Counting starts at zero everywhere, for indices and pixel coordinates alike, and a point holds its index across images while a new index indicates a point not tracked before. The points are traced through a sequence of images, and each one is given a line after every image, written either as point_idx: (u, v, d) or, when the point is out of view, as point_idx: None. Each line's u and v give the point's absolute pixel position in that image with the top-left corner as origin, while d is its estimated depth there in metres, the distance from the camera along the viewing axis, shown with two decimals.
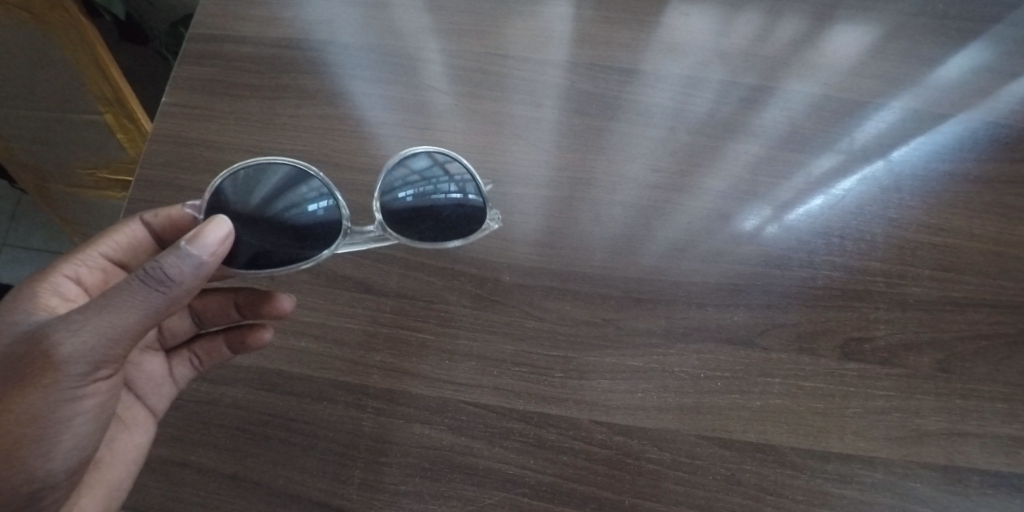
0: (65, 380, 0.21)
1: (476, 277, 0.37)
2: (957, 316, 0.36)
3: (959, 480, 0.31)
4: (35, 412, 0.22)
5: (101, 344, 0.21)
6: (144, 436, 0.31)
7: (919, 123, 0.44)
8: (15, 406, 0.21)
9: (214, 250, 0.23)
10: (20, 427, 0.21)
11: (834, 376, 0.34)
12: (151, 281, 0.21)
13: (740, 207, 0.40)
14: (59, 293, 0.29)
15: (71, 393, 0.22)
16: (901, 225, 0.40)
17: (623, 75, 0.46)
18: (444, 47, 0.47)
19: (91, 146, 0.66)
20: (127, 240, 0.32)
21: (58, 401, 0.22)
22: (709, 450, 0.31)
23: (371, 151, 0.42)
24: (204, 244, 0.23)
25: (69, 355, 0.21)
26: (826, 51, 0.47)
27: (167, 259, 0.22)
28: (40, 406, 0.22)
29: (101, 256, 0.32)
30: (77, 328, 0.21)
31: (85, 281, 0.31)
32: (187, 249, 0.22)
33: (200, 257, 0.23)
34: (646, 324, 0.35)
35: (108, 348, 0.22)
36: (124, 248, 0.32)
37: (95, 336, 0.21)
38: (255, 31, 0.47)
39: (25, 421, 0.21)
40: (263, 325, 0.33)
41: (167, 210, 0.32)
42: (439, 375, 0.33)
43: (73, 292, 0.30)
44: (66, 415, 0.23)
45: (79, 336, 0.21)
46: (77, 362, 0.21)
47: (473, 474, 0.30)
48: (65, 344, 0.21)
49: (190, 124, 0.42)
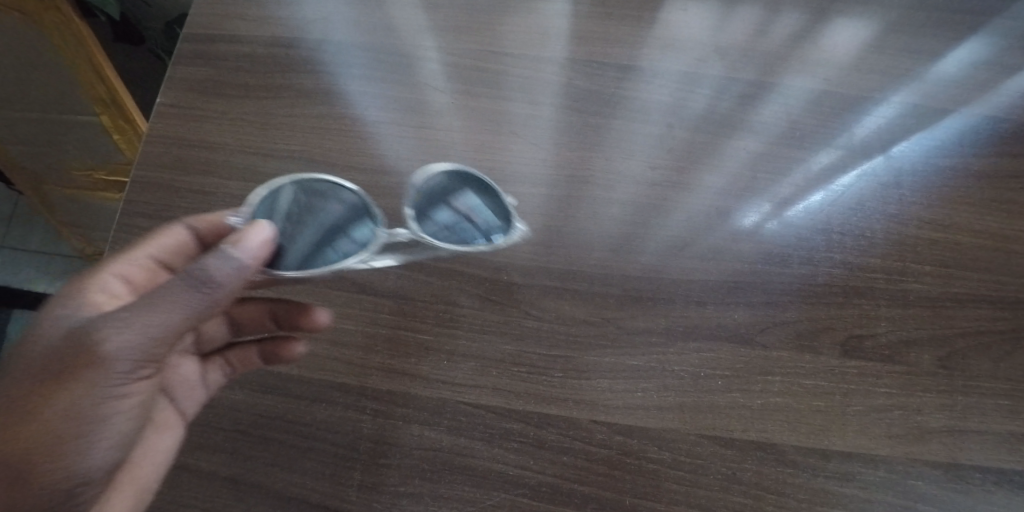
0: (109, 380, 0.20)
1: (475, 278, 0.36)
2: (958, 313, 0.36)
3: (960, 478, 0.31)
4: (76, 412, 0.20)
5: (145, 344, 0.19)
6: (172, 436, 0.30)
7: (918, 118, 0.44)
8: (55, 403, 0.19)
9: (255, 254, 0.22)
10: (60, 427, 0.20)
11: (835, 374, 0.34)
12: (194, 282, 0.20)
13: (739, 203, 0.40)
14: (105, 292, 0.27)
15: (112, 392, 0.20)
16: (901, 221, 0.39)
17: (620, 72, 0.45)
18: (440, 44, 0.46)
19: (86, 147, 0.66)
20: (175, 242, 0.29)
21: (100, 400, 0.20)
22: (709, 449, 0.31)
23: (367, 151, 0.41)
24: (246, 247, 0.22)
25: (114, 353, 0.19)
26: (824, 46, 0.47)
27: (211, 260, 0.20)
28: (82, 405, 0.20)
29: (151, 258, 0.29)
30: (123, 325, 0.19)
31: (131, 282, 0.28)
32: (227, 252, 0.21)
33: (242, 259, 0.21)
34: (645, 323, 0.35)
35: (153, 347, 0.20)
36: (175, 251, 0.30)
37: (141, 335, 0.19)
38: (250, 30, 0.46)
39: (65, 421, 0.20)
40: (296, 338, 0.32)
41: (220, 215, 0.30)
42: (438, 376, 0.33)
43: (119, 292, 0.27)
44: (106, 416, 0.21)
45: (125, 334, 0.19)
46: (121, 360, 0.19)
47: (473, 475, 0.30)
48: (110, 341, 0.19)
49: (186, 125, 0.42)
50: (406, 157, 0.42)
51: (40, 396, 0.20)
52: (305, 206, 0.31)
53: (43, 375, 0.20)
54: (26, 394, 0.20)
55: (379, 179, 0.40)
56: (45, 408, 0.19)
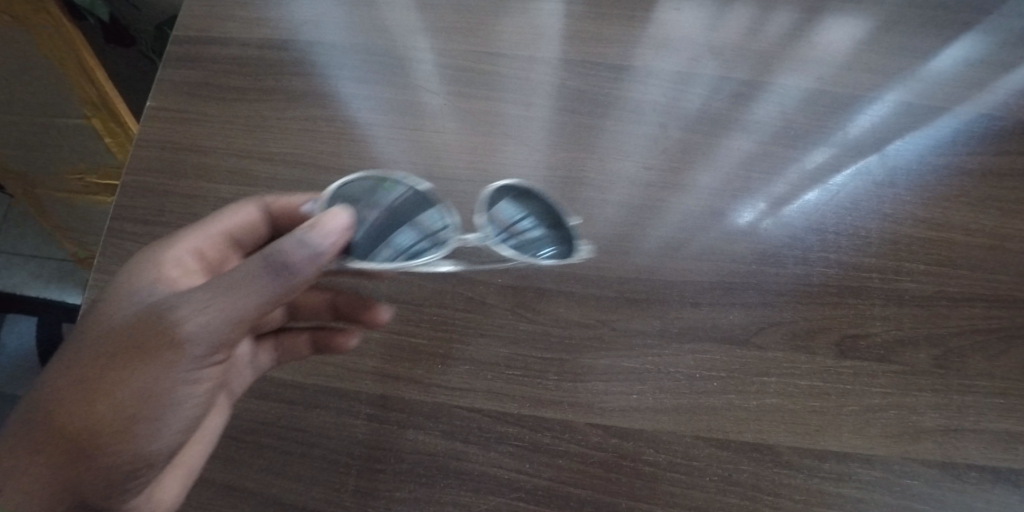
0: (183, 363, 0.21)
1: (469, 281, 0.36)
2: (953, 311, 0.36)
3: (956, 477, 0.31)
4: (145, 393, 0.21)
5: (219, 329, 0.20)
6: (220, 418, 0.31)
7: (912, 117, 0.44)
8: (128, 383, 0.20)
9: (330, 242, 0.23)
10: (131, 407, 0.21)
11: (830, 374, 0.34)
12: (272, 268, 0.21)
13: (734, 203, 0.40)
14: (179, 266, 0.28)
15: (185, 376, 0.21)
16: (896, 220, 0.39)
17: (614, 72, 0.45)
18: (433, 45, 0.46)
19: (78, 150, 0.65)
20: (248, 221, 0.32)
21: (172, 384, 0.21)
22: (705, 451, 0.31)
23: (361, 154, 0.41)
24: (321, 235, 0.22)
25: (191, 336, 0.20)
26: (818, 45, 0.47)
27: (288, 246, 0.21)
28: (154, 387, 0.21)
29: (224, 233, 0.31)
30: (201, 308, 0.20)
31: (201, 257, 0.30)
32: (306, 239, 0.22)
33: (316, 248, 0.22)
34: (640, 325, 0.35)
35: (226, 333, 0.21)
36: (246, 229, 0.32)
37: (217, 320, 0.20)
38: (241, 33, 0.46)
39: (135, 402, 0.21)
40: (352, 330, 0.33)
41: (292, 199, 0.33)
42: (432, 380, 0.33)
43: (192, 267, 0.29)
44: (176, 399, 0.22)
45: (203, 318, 0.20)
46: (196, 344, 0.20)
47: (469, 479, 0.30)
48: (188, 324, 0.20)
49: (178, 129, 0.42)
50: (400, 160, 0.41)
51: (112, 375, 0.20)
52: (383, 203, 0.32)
53: (119, 346, 0.21)
54: (98, 372, 0.21)
55: None
56: (117, 388, 0.20)
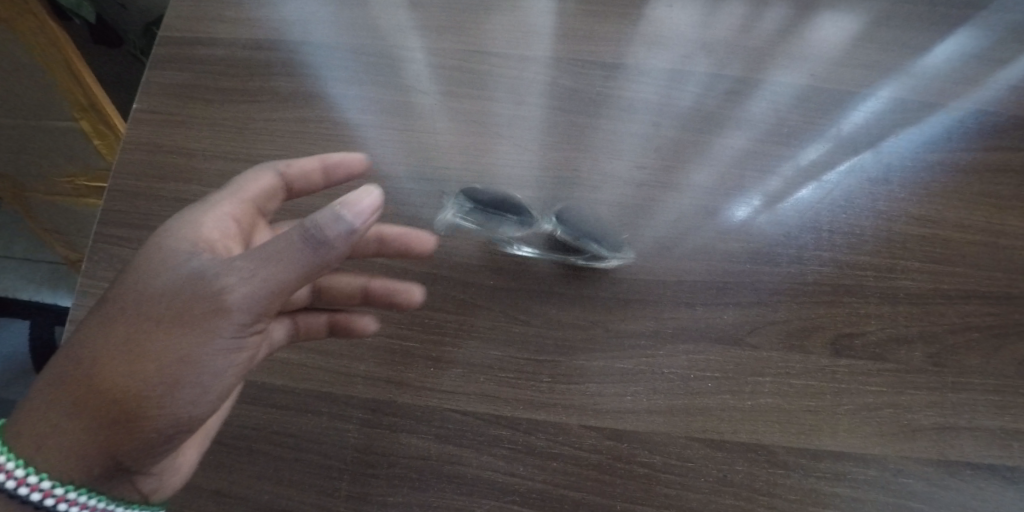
0: (228, 330, 0.19)
1: (462, 283, 0.36)
2: (947, 309, 0.36)
3: (951, 474, 0.31)
4: (186, 363, 0.19)
5: (267, 297, 0.19)
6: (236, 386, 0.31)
7: (906, 113, 0.44)
8: (168, 349, 0.18)
9: (365, 218, 0.20)
10: (168, 375, 0.18)
11: (825, 373, 0.33)
12: (311, 240, 0.19)
13: (728, 201, 0.39)
14: (221, 230, 0.25)
15: (228, 344, 0.20)
16: (891, 217, 0.39)
17: (607, 70, 0.45)
18: (424, 44, 0.46)
19: (66, 152, 0.65)
20: (270, 185, 0.30)
21: (215, 351, 0.19)
22: (700, 452, 0.31)
23: (351, 155, 0.41)
24: (356, 210, 0.20)
25: (239, 303, 0.19)
26: (811, 41, 0.46)
27: (325, 218, 0.19)
28: (197, 354, 0.19)
29: (249, 201, 0.28)
30: (251, 275, 0.19)
31: (238, 223, 0.27)
32: (342, 213, 0.20)
33: (351, 222, 0.20)
34: (634, 326, 0.35)
35: (272, 302, 0.19)
36: (267, 195, 0.30)
37: (266, 287, 0.19)
38: (229, 33, 0.46)
39: (174, 369, 0.18)
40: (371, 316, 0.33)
41: (306, 161, 0.32)
42: (425, 383, 0.33)
43: (234, 233, 0.26)
44: (215, 370, 0.20)
45: (252, 285, 0.19)
46: (243, 311, 0.19)
47: (463, 483, 0.30)
48: (237, 290, 0.19)
49: (166, 132, 0.41)
50: (391, 160, 0.41)
51: (149, 340, 0.19)
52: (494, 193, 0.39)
53: (159, 310, 0.19)
54: (132, 337, 0.19)
55: (362, 183, 0.40)
56: (155, 353, 0.18)
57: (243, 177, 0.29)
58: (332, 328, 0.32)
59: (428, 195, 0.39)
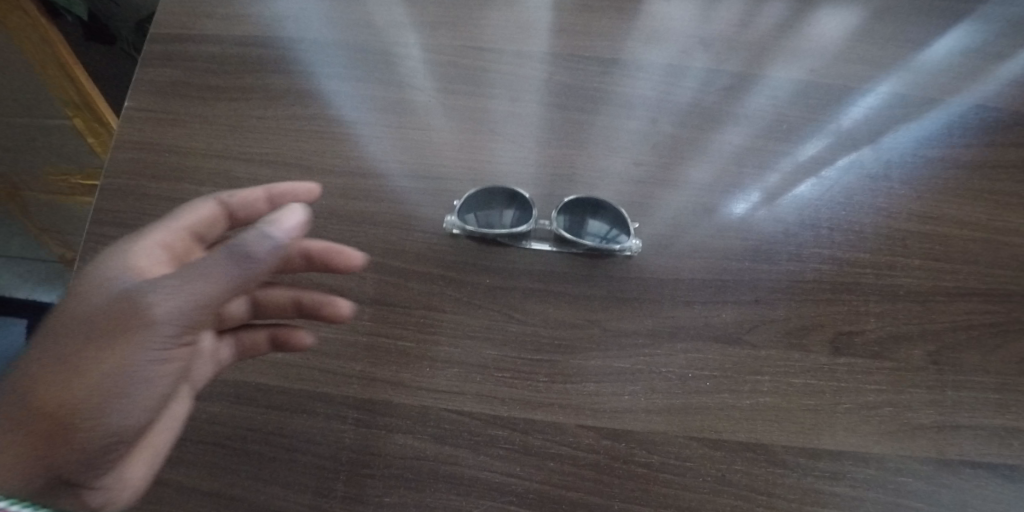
0: (154, 344, 0.19)
1: (458, 282, 0.36)
2: (948, 306, 0.36)
3: (951, 473, 0.31)
4: (114, 375, 0.19)
5: (190, 311, 0.19)
6: (185, 405, 0.29)
7: (907, 108, 0.43)
8: (102, 360, 0.19)
9: (290, 233, 0.20)
10: (103, 385, 0.19)
11: (824, 371, 0.33)
12: (234, 256, 0.19)
13: (725, 198, 0.39)
14: (151, 258, 0.25)
15: (157, 356, 0.20)
16: (891, 214, 0.39)
17: (604, 65, 0.44)
18: (419, 40, 0.45)
19: (60, 151, 0.64)
20: (210, 214, 0.30)
21: (145, 362, 0.20)
22: (698, 451, 0.30)
23: (346, 153, 0.40)
24: (282, 227, 0.20)
25: (162, 317, 0.19)
26: (810, 35, 0.46)
27: (249, 235, 0.19)
28: (126, 365, 0.19)
29: (183, 229, 0.28)
30: (172, 290, 0.19)
31: (170, 250, 0.27)
32: (263, 231, 0.19)
33: (277, 238, 0.20)
34: (632, 325, 0.34)
35: (197, 316, 0.19)
36: (208, 224, 0.30)
37: (187, 302, 0.19)
38: (221, 30, 0.45)
39: (107, 380, 0.19)
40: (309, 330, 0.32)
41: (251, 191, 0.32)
42: (421, 383, 0.32)
43: (164, 259, 0.26)
44: (149, 379, 0.20)
45: (174, 299, 0.19)
46: (167, 325, 0.19)
47: (459, 484, 0.29)
48: (161, 305, 0.19)
49: (158, 130, 0.41)
50: (387, 158, 0.40)
51: (87, 352, 0.19)
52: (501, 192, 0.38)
53: (93, 325, 0.20)
54: (75, 349, 0.20)
55: (357, 181, 0.39)
56: (91, 365, 0.19)
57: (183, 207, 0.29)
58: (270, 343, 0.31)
59: (424, 193, 0.39)
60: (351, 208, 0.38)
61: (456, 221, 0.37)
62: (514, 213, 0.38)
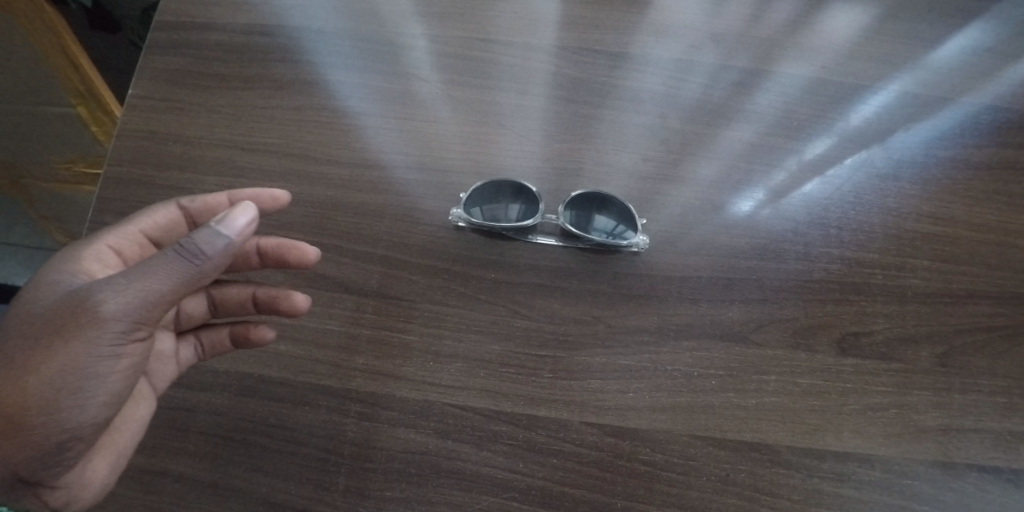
0: (105, 339, 0.21)
1: (462, 276, 0.35)
2: (956, 308, 0.35)
3: (957, 477, 0.30)
4: (68, 371, 0.21)
5: (140, 307, 0.21)
6: (148, 407, 0.30)
7: (918, 107, 0.43)
8: (53, 359, 0.20)
9: (243, 233, 0.22)
10: (56, 382, 0.21)
11: (831, 372, 0.33)
12: (186, 254, 0.21)
13: (733, 195, 0.39)
14: (98, 260, 0.27)
15: (107, 352, 0.21)
16: (901, 214, 0.38)
17: (612, 59, 0.44)
18: (425, 31, 0.45)
19: (63, 140, 0.64)
20: (168, 220, 0.31)
21: (96, 359, 0.21)
22: (702, 450, 0.30)
23: (350, 144, 0.40)
24: (234, 226, 0.22)
25: (112, 314, 0.20)
26: (821, 32, 0.45)
27: (201, 235, 0.21)
28: (78, 362, 0.21)
29: (140, 232, 0.30)
30: (122, 289, 0.20)
31: (123, 251, 0.29)
32: (213, 229, 0.21)
33: (229, 237, 0.22)
34: (637, 322, 0.34)
35: (147, 311, 0.21)
36: (167, 227, 0.31)
37: (137, 298, 0.20)
38: (226, 18, 0.45)
39: (60, 377, 0.20)
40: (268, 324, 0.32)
41: (212, 197, 0.32)
42: (424, 377, 0.32)
43: (112, 261, 0.28)
44: (100, 376, 0.22)
45: (123, 296, 0.20)
46: (117, 321, 0.21)
47: (461, 479, 0.29)
48: (109, 303, 0.20)
49: (163, 119, 0.41)
50: (392, 150, 0.40)
51: (37, 354, 0.21)
52: (504, 186, 0.38)
53: (41, 329, 0.21)
54: (24, 351, 0.21)
55: (361, 172, 0.39)
56: (41, 365, 0.20)
57: (148, 208, 0.31)
58: (231, 339, 0.31)
59: (428, 185, 0.39)
60: (355, 200, 0.38)
61: (462, 213, 0.37)
62: (518, 207, 0.38)
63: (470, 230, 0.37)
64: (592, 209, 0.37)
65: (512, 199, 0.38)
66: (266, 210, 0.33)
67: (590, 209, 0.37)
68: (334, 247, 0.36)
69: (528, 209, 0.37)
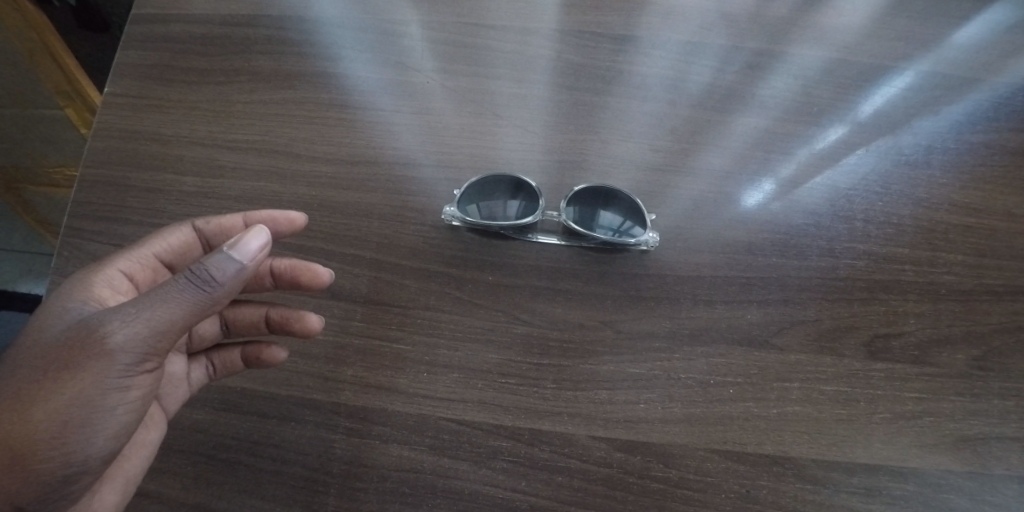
0: (110, 375, 0.19)
1: (460, 279, 0.33)
2: (992, 307, 0.33)
3: (998, 491, 0.28)
4: (69, 409, 0.19)
5: (150, 339, 0.19)
6: (157, 433, 0.28)
7: (947, 89, 0.40)
8: (56, 396, 0.18)
9: (255, 258, 0.20)
10: (56, 424, 0.18)
11: (860, 379, 0.30)
12: (197, 281, 0.19)
13: (745, 186, 0.36)
14: (110, 287, 0.25)
15: (115, 386, 0.19)
16: (930, 206, 0.36)
17: (617, 43, 0.41)
18: (418, 17, 0.42)
19: (51, 144, 0.62)
20: (182, 244, 0.29)
21: (103, 394, 0.19)
22: (720, 465, 0.28)
23: (337, 139, 0.37)
24: (246, 251, 0.20)
25: (119, 347, 0.18)
26: (839, 10, 0.42)
27: (211, 260, 0.19)
28: (83, 399, 0.19)
29: (153, 256, 0.28)
30: (130, 319, 0.18)
31: (136, 278, 0.27)
32: (225, 255, 0.19)
33: (241, 262, 0.20)
34: (647, 326, 0.32)
35: (157, 342, 0.19)
36: (180, 252, 0.29)
37: (147, 329, 0.19)
38: (206, 8, 0.42)
39: (65, 414, 0.19)
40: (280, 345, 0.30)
41: (229, 220, 0.30)
42: (418, 389, 0.30)
43: (124, 287, 0.25)
44: (106, 412, 0.20)
45: (132, 327, 0.18)
46: (124, 354, 0.19)
47: (458, 500, 0.27)
48: (117, 334, 0.18)
49: (138, 116, 0.39)
50: (381, 144, 0.37)
51: (36, 390, 0.19)
52: (502, 183, 0.36)
53: (41, 362, 0.19)
54: (22, 387, 0.19)
55: (348, 170, 0.36)
56: (40, 405, 0.18)
57: (159, 230, 0.29)
58: (244, 360, 0.29)
59: (425, 182, 0.36)
60: (344, 199, 0.35)
61: (456, 212, 0.34)
62: (517, 205, 0.35)
63: (465, 229, 0.35)
64: (602, 206, 0.35)
65: (513, 197, 0.35)
66: (281, 233, 0.30)
67: (598, 207, 0.35)
68: (324, 251, 0.34)
69: (530, 208, 0.35)
